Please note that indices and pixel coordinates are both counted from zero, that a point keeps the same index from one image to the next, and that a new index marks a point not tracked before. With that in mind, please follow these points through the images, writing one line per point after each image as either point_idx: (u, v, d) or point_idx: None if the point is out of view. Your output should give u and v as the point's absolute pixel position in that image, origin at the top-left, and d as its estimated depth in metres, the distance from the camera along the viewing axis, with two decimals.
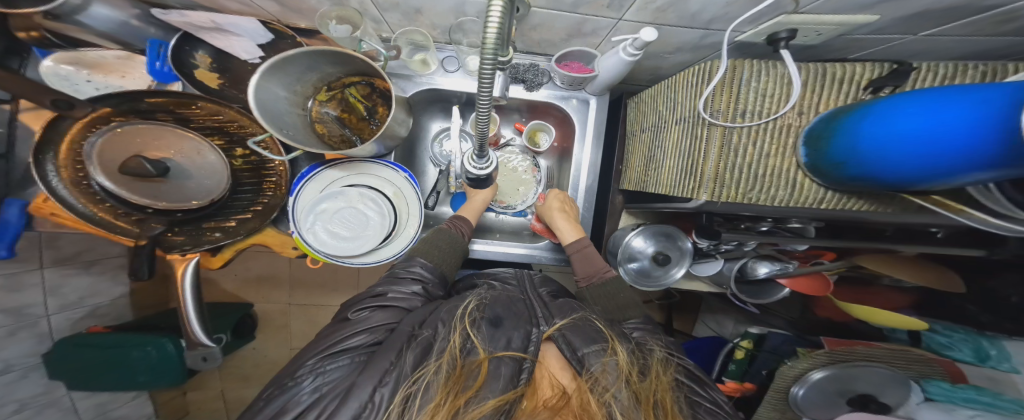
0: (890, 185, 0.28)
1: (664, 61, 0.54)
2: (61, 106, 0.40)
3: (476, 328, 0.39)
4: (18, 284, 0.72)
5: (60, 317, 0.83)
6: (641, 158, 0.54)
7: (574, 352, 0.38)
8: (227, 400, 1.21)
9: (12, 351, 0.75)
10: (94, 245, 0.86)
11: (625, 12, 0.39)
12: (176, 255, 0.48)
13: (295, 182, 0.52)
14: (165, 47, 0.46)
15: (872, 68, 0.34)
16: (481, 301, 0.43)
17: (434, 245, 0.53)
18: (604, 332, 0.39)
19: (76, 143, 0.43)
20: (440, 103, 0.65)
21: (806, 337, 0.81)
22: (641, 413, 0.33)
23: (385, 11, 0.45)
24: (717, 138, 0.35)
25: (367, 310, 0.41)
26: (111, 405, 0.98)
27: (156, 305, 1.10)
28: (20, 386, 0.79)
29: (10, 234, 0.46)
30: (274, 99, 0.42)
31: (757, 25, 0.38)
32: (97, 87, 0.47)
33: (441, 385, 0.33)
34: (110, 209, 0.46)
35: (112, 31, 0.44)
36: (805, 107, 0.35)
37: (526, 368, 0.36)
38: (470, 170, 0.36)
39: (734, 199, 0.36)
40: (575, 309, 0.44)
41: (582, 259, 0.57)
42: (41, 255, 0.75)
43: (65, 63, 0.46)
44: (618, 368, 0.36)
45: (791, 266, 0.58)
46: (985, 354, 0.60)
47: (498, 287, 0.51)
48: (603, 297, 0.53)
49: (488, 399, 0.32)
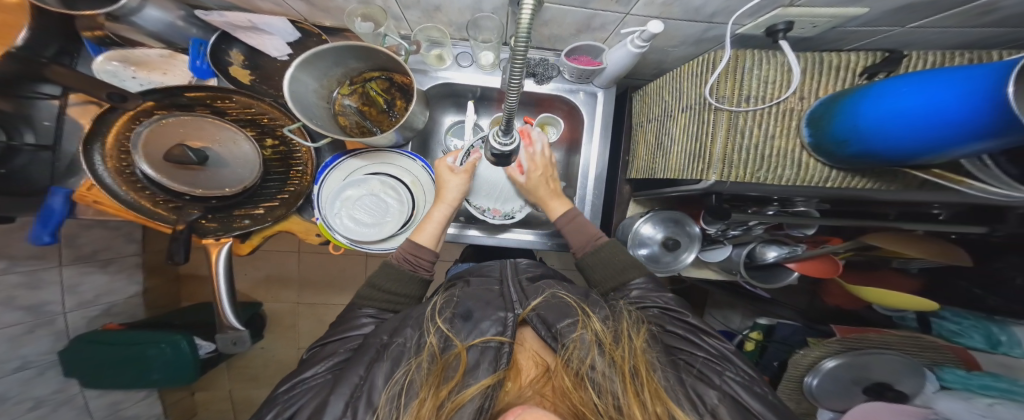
0: (890, 159, 0.30)
1: (668, 54, 0.56)
2: (116, 99, 0.43)
3: (449, 324, 0.41)
4: (38, 281, 0.78)
5: (76, 314, 0.88)
6: (649, 145, 0.56)
7: (549, 329, 0.41)
8: (235, 400, 1.24)
9: (31, 349, 0.80)
10: (110, 246, 0.93)
11: (633, 7, 0.41)
12: (210, 240, 0.51)
13: (320, 170, 0.55)
14: (205, 46, 0.50)
15: (866, 57, 0.36)
16: (449, 297, 0.46)
17: (374, 289, 0.49)
18: (576, 307, 0.43)
19: (119, 134, 0.47)
20: (451, 97, 0.67)
21: (815, 326, 0.83)
22: (617, 377, 0.37)
23: (406, 9, 0.49)
24: (723, 122, 0.37)
25: (317, 346, 0.45)
26: (122, 404, 1.01)
27: (168, 304, 1.13)
28: (37, 384, 0.83)
29: (54, 222, 0.48)
30: (304, 91, 0.45)
31: (756, 18, 0.40)
32: (141, 83, 0.51)
33: (424, 381, 0.37)
34: (150, 196, 0.49)
35: (159, 30, 0.48)
36: (805, 92, 0.37)
37: (506, 352, 0.38)
38: (496, 146, 0.38)
39: (743, 179, 0.38)
40: (544, 290, 0.47)
41: (574, 230, 0.56)
42: (62, 253, 0.82)
43: (115, 60, 0.50)
44: (589, 340, 0.39)
45: (800, 249, 0.58)
46: (996, 341, 0.61)
47: (473, 280, 0.53)
48: (600, 263, 0.53)
49: (471, 385, 0.36)
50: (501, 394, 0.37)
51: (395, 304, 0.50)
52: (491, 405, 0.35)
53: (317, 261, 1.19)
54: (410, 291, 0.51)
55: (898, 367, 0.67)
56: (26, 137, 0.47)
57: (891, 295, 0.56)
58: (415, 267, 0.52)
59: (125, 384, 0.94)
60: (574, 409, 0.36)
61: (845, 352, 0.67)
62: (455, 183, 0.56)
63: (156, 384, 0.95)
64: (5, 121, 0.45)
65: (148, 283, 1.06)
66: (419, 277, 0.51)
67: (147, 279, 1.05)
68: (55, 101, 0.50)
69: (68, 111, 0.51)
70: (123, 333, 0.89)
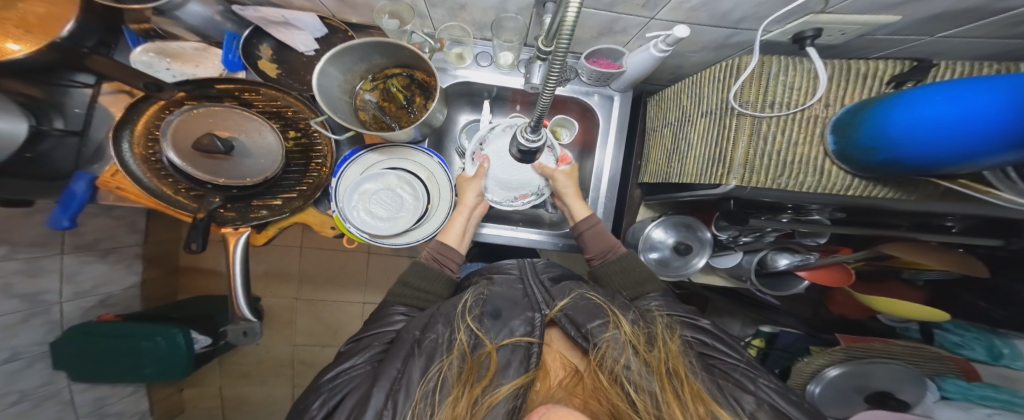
0: (917, 168, 0.30)
1: (687, 59, 0.57)
2: (151, 89, 0.45)
3: (478, 323, 0.42)
4: (39, 268, 0.78)
5: (72, 304, 0.87)
6: (664, 150, 0.57)
7: (580, 329, 0.41)
8: (225, 397, 1.22)
9: (23, 339, 0.78)
10: (111, 235, 0.94)
11: (658, 12, 0.41)
12: (229, 229, 0.51)
13: (340, 164, 0.55)
14: (238, 40, 0.52)
15: (894, 65, 0.36)
16: (478, 296, 0.46)
17: (403, 286, 0.51)
18: (605, 309, 0.43)
19: (148, 123, 0.48)
20: (468, 97, 0.68)
21: (819, 335, 0.82)
22: (655, 379, 0.37)
23: (432, 7, 0.50)
24: (746, 127, 0.38)
25: (352, 341, 0.46)
26: (109, 399, 0.98)
27: (165, 297, 1.14)
28: (25, 376, 0.80)
29: (75, 206, 0.48)
30: (330, 84, 0.46)
31: (784, 25, 0.40)
32: (175, 74, 0.52)
33: (454, 381, 0.37)
34: (172, 184, 0.49)
35: (197, 24, 0.49)
36: (831, 99, 0.37)
37: (535, 352, 0.39)
38: (523, 142, 0.39)
39: (764, 185, 0.39)
40: (571, 290, 0.47)
41: (594, 235, 0.56)
42: (64, 241, 0.82)
43: (150, 52, 0.51)
44: (621, 339, 0.39)
45: (812, 258, 0.60)
46: (998, 353, 0.61)
47: (496, 278, 0.53)
48: (618, 272, 0.54)
49: (503, 385, 0.37)
50: (531, 394, 0.37)
51: (423, 302, 0.51)
52: (523, 403, 0.36)
53: (322, 257, 1.20)
54: (436, 289, 0.52)
55: (896, 377, 0.67)
56: (55, 123, 0.48)
57: (897, 305, 0.57)
58: (441, 264, 0.54)
59: (111, 378, 0.91)
60: (609, 406, 0.36)
61: (849, 361, 0.67)
62: (473, 188, 0.58)
63: (144, 378, 0.93)
64: (33, 105, 0.45)
65: (148, 275, 1.07)
66: (446, 276, 0.53)
67: (145, 269, 1.06)
68: (88, 89, 0.51)
69: (99, 100, 0.52)
70: (117, 325, 0.89)
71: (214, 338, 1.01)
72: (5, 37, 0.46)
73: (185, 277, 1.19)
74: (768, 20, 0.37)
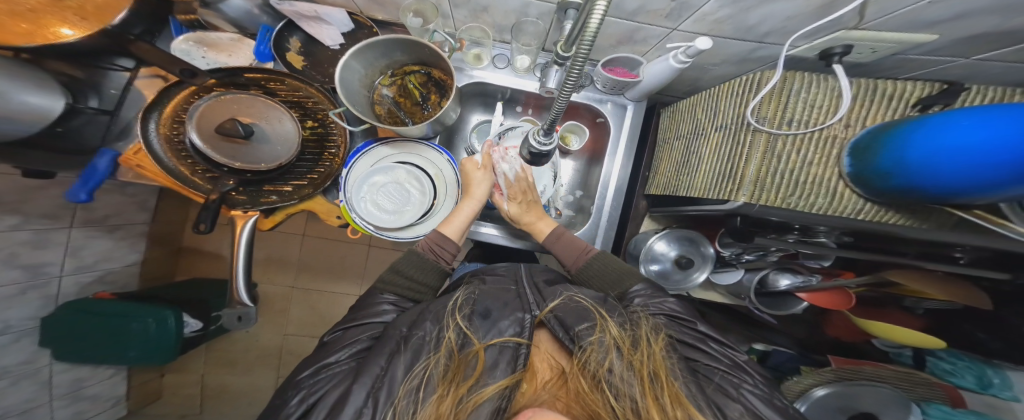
0: (932, 195, 0.30)
1: (707, 72, 0.57)
2: (186, 74, 0.45)
3: (467, 321, 0.42)
4: (47, 240, 0.79)
5: (72, 278, 0.88)
6: (673, 163, 0.57)
7: (568, 331, 0.40)
8: (205, 386, 1.17)
9: (17, 312, 0.79)
10: (121, 212, 0.95)
11: (681, 23, 0.42)
12: (238, 212, 0.51)
13: (352, 155, 0.56)
14: (272, 33, 0.53)
15: (923, 87, 0.36)
16: (468, 295, 0.45)
17: (397, 275, 0.50)
18: (593, 311, 0.42)
19: (177, 106, 0.50)
20: (482, 97, 0.68)
21: (809, 355, 0.81)
22: (637, 380, 0.36)
23: (456, 8, 0.51)
24: (761, 143, 0.38)
25: (340, 331, 0.45)
26: (86, 381, 0.95)
27: (162, 276, 1.14)
28: (8, 351, 0.79)
29: (95, 182, 0.48)
30: (351, 75, 0.47)
31: (812, 40, 0.41)
32: (210, 62, 0.53)
33: (439, 380, 0.36)
34: (190, 164, 0.50)
35: (237, 15, 0.51)
36: (852, 120, 0.37)
37: (523, 353, 0.39)
38: (534, 144, 0.40)
39: (773, 203, 0.39)
40: (561, 293, 0.46)
41: (563, 247, 0.57)
42: (74, 215, 0.84)
43: (189, 41, 0.53)
44: (606, 344, 0.38)
45: (815, 280, 0.60)
46: (987, 382, 0.60)
47: (488, 278, 0.51)
48: (595, 276, 0.54)
49: (488, 385, 0.36)
50: (517, 396, 0.38)
51: (415, 293, 0.51)
52: (507, 406, 0.35)
53: (324, 246, 1.21)
54: (428, 280, 0.52)
55: (888, 401, 0.64)
56: (89, 102, 0.49)
57: (900, 330, 0.55)
58: (437, 256, 0.53)
59: (99, 358, 0.91)
60: (589, 413, 0.35)
61: (836, 382, 0.65)
62: (482, 181, 0.59)
63: (128, 360, 0.93)
64: (73, 85, 0.47)
65: (149, 254, 1.08)
66: (440, 267, 0.53)
67: (149, 248, 1.08)
68: (126, 73, 0.52)
69: (135, 83, 0.53)
70: (111, 304, 0.89)
71: (205, 323, 1.01)
72: (63, 23, 0.48)
73: (185, 258, 1.20)
74: (797, 34, 0.37)
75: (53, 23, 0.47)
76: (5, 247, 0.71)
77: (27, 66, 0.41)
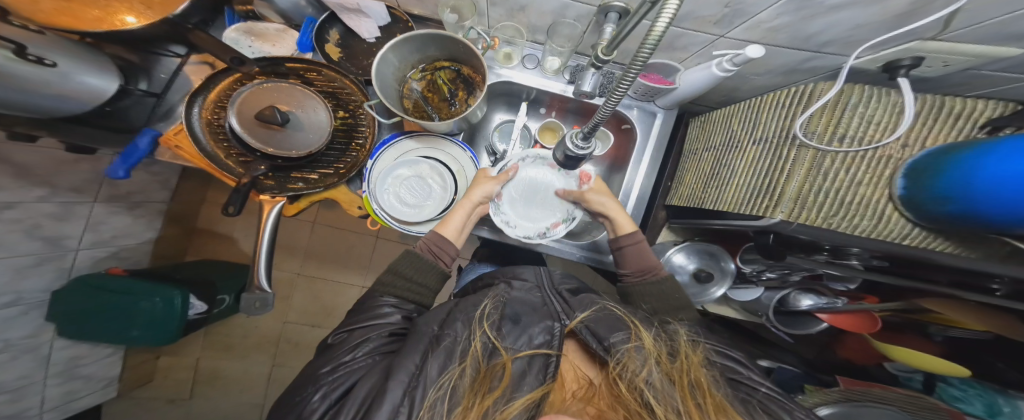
0: (993, 225, 0.29)
1: (748, 82, 0.56)
2: (236, 63, 0.46)
3: (495, 329, 0.41)
4: (70, 214, 0.82)
5: (86, 254, 0.91)
6: (701, 173, 0.56)
7: (601, 342, 0.39)
8: (198, 371, 1.20)
9: (32, 283, 0.80)
10: (143, 190, 0.99)
11: (730, 30, 0.41)
12: (267, 196, 0.52)
13: (378, 147, 0.57)
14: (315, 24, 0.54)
15: (991, 107, 0.34)
16: (496, 300, 0.45)
17: (396, 277, 0.50)
18: (626, 321, 0.42)
19: (221, 92, 0.52)
20: (506, 97, 0.68)
21: (816, 374, 0.78)
22: (675, 390, 0.35)
23: (494, 6, 0.51)
24: (806, 160, 0.37)
25: (344, 333, 0.44)
26: (82, 361, 0.97)
27: (173, 256, 1.17)
28: (18, 323, 0.80)
29: (134, 160, 0.50)
30: (387, 68, 0.48)
31: (877, 51, 0.39)
32: (254, 52, 0.54)
33: (467, 388, 0.36)
34: (225, 148, 0.51)
35: (286, 7, 0.53)
36: (909, 140, 0.35)
37: (552, 363, 0.38)
38: (571, 147, 0.40)
39: (813, 223, 0.37)
40: (594, 302, 0.45)
41: (636, 254, 0.55)
42: (99, 190, 0.87)
43: (237, 32, 0.53)
44: (642, 353, 0.37)
45: (840, 302, 0.59)
46: (997, 410, 0.56)
47: (514, 282, 0.51)
48: (654, 295, 0.53)
49: (518, 397, 0.35)
50: (545, 406, 0.36)
51: (417, 296, 0.51)
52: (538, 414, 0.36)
53: (337, 235, 1.23)
54: (428, 280, 0.52)
55: None
56: (139, 84, 0.50)
57: (921, 356, 0.53)
58: (436, 256, 0.53)
59: (106, 334, 0.93)
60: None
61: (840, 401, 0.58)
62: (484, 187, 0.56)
63: (133, 340, 0.94)
64: (128, 68, 0.49)
65: (164, 233, 1.12)
66: (439, 268, 0.53)
67: (164, 227, 1.11)
68: (178, 59, 0.54)
69: (184, 69, 0.54)
70: (119, 282, 0.90)
71: (209, 306, 1.00)
72: (128, 10, 0.49)
73: (200, 240, 1.23)
74: (865, 44, 0.35)
75: (121, 9, 0.49)
76: (31, 217, 0.74)
77: (88, 47, 0.43)
